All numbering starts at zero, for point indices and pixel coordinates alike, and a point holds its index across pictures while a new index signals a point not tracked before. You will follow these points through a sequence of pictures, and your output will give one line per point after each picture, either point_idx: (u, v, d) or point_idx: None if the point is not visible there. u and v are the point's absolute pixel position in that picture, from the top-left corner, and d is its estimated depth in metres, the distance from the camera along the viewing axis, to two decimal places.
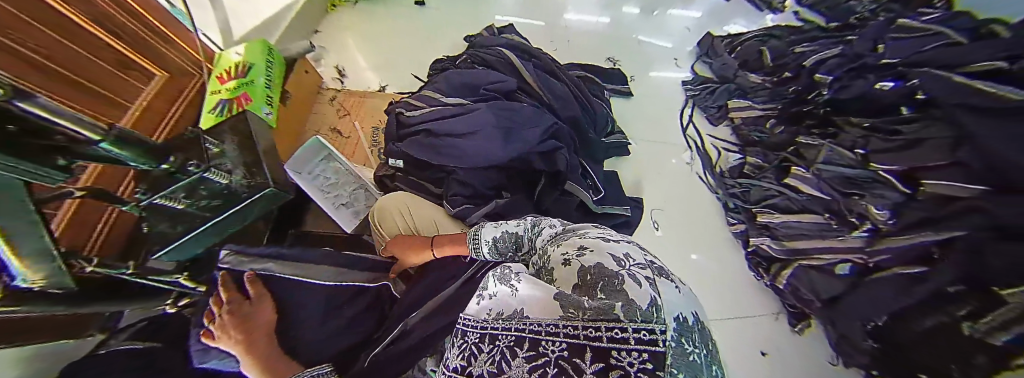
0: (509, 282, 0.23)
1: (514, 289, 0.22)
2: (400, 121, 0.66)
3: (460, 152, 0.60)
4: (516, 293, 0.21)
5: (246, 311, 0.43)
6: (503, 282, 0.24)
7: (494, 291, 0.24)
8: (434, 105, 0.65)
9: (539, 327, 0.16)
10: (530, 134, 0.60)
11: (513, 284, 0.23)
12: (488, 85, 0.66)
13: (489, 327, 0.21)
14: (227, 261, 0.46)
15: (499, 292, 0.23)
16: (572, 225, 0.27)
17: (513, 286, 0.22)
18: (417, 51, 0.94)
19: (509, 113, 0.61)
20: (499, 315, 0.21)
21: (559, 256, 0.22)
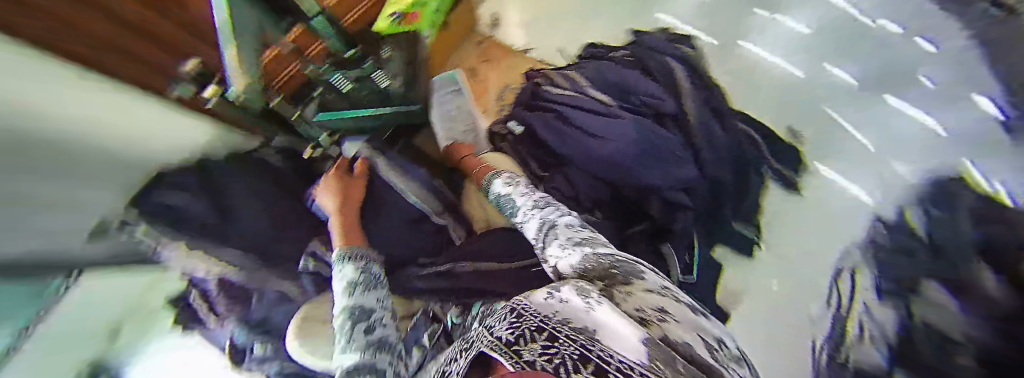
0: (589, 300, 0.27)
1: (591, 310, 0.25)
2: (536, 91, 0.66)
3: (579, 153, 0.59)
4: (586, 308, 0.25)
5: (345, 181, 0.53)
6: (580, 290, 0.28)
7: (573, 302, 0.27)
8: (576, 92, 0.62)
9: (613, 359, 0.18)
10: (658, 171, 0.56)
11: (585, 294, 0.28)
12: (641, 97, 0.59)
13: (559, 331, 0.22)
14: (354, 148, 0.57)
15: (573, 302, 0.27)
16: (601, 253, 0.35)
17: (588, 304, 0.26)
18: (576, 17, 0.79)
19: (652, 139, 0.56)
20: (570, 323, 0.24)
21: (635, 310, 0.26)
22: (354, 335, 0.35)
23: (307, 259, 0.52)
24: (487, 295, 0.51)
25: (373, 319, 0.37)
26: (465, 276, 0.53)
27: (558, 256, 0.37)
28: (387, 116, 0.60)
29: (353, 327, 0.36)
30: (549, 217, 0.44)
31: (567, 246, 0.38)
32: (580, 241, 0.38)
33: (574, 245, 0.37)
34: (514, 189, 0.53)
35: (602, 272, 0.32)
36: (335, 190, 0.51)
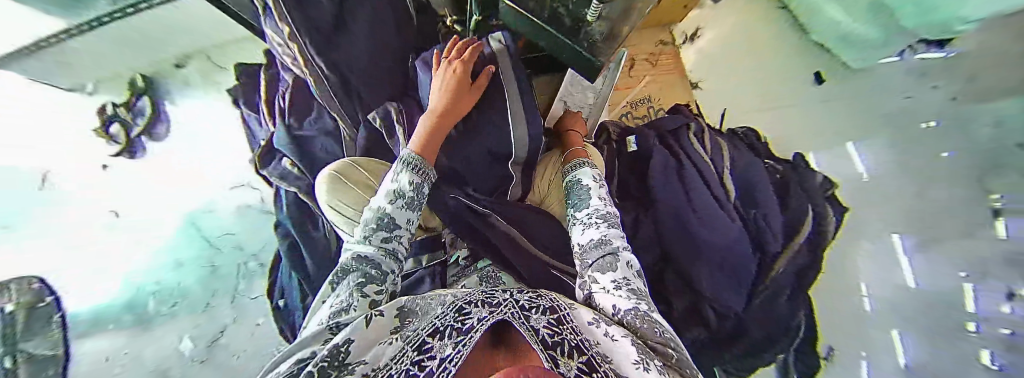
0: (644, 358, 0.26)
1: (632, 357, 0.27)
2: (679, 131, 0.60)
3: (670, 215, 0.53)
4: (635, 365, 0.26)
5: (462, 84, 0.47)
6: (635, 344, 0.28)
7: (615, 336, 0.30)
8: (712, 160, 0.57)
9: None
10: (725, 293, 0.48)
11: (637, 351, 0.27)
12: (762, 215, 0.53)
13: (589, 352, 0.27)
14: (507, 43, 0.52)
15: (622, 347, 0.28)
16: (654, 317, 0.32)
17: (640, 362, 0.26)
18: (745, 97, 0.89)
19: (741, 260, 0.49)
20: (611, 364, 0.27)
21: None
22: (379, 235, 0.41)
23: (376, 113, 0.56)
24: (503, 265, 0.49)
25: (393, 233, 0.42)
26: (495, 233, 0.50)
27: (604, 288, 0.37)
28: (565, 52, 0.51)
29: (375, 229, 0.41)
30: (611, 237, 0.41)
31: (619, 287, 0.36)
32: (636, 293, 0.35)
33: (631, 292, 0.35)
34: (598, 187, 0.47)
35: (651, 335, 0.30)
36: (446, 89, 0.46)
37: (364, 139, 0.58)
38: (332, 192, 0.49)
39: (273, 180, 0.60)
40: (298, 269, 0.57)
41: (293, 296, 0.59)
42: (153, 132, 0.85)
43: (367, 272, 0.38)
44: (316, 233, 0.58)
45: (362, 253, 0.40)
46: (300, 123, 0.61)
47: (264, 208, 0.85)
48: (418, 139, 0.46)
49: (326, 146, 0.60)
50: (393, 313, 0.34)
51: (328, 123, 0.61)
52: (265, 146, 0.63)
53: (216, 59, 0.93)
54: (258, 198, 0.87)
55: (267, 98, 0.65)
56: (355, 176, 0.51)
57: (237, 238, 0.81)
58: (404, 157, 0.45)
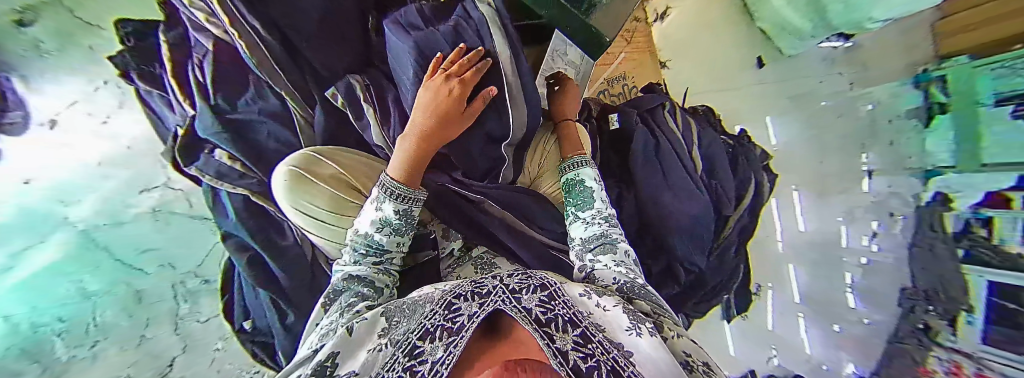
0: (635, 324, 0.29)
1: (625, 327, 0.29)
2: (654, 109, 0.65)
3: (648, 189, 0.57)
4: (627, 331, 0.28)
5: (454, 112, 0.42)
6: (627, 312, 0.31)
7: (605, 305, 0.32)
8: (681, 136, 0.62)
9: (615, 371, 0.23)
10: (692, 255, 0.55)
11: (630, 317, 0.30)
12: (718, 184, 0.61)
13: (583, 323, 0.28)
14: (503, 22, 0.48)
15: (615, 315, 0.30)
16: (644, 287, 0.36)
17: (632, 328, 0.28)
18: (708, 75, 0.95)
19: (705, 225, 0.55)
20: (604, 332, 0.28)
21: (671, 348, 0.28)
22: (370, 258, 0.41)
23: (337, 89, 0.48)
24: (500, 250, 0.49)
25: (383, 257, 0.42)
26: (488, 221, 0.49)
27: (605, 266, 0.38)
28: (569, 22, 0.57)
29: (365, 255, 0.41)
30: (610, 231, 0.43)
31: (619, 265, 0.38)
32: (631, 271, 0.39)
33: (625, 270, 0.38)
34: (595, 174, 0.48)
35: (638, 296, 0.35)
36: (436, 113, 0.41)
37: (323, 120, 0.49)
38: (293, 192, 0.42)
39: (205, 180, 0.49)
40: (266, 283, 0.49)
41: (265, 312, 0.52)
42: (0, 123, 0.64)
43: (359, 291, 0.38)
44: (283, 241, 0.49)
45: (354, 270, 0.40)
46: (234, 105, 0.49)
47: (198, 213, 0.77)
48: (399, 166, 0.42)
49: (276, 134, 0.50)
50: (379, 317, 0.34)
51: (274, 104, 0.50)
52: (186, 134, 0.50)
53: (80, 13, 0.70)
54: (188, 201, 0.78)
55: (173, 69, 0.50)
56: (320, 171, 0.43)
57: (166, 256, 0.71)
58: (385, 185, 0.41)
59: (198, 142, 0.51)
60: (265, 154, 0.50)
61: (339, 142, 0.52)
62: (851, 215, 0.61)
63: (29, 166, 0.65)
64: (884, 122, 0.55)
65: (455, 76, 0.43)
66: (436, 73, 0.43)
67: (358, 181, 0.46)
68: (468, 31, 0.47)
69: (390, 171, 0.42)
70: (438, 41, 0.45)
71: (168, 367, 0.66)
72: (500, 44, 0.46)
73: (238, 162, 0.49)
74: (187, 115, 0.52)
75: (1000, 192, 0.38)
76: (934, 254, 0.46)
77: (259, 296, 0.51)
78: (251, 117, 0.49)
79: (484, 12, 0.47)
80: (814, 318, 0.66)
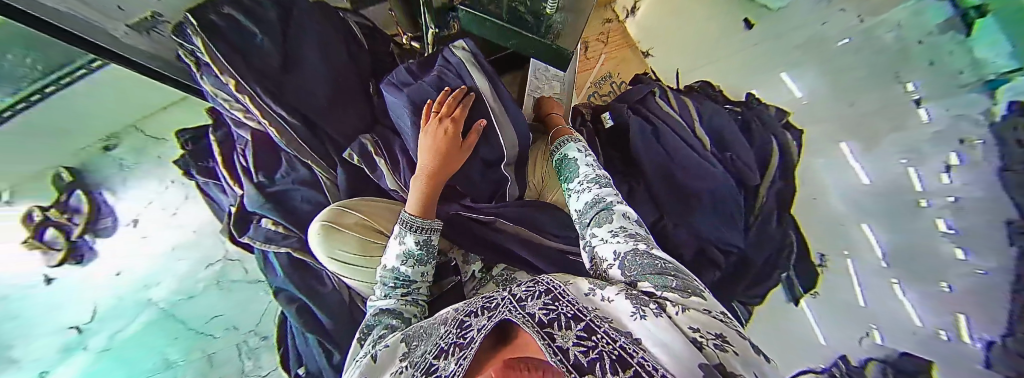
0: (638, 306, 0.27)
1: (630, 313, 0.27)
2: (645, 98, 0.64)
3: (658, 176, 0.55)
4: (633, 316, 0.26)
5: (453, 146, 0.45)
6: (630, 297, 0.28)
7: (610, 297, 0.30)
8: (681, 116, 0.60)
9: (617, 356, 0.21)
10: (722, 234, 0.52)
11: (633, 301, 0.27)
12: (734, 155, 0.57)
13: (586, 317, 0.27)
14: (479, 57, 0.53)
15: (618, 303, 0.28)
16: (652, 255, 0.33)
17: (636, 311, 0.26)
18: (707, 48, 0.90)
19: (728, 200, 0.52)
20: (610, 323, 0.26)
21: (687, 326, 0.24)
22: (398, 289, 0.43)
23: (352, 149, 0.53)
24: (519, 264, 0.49)
25: (410, 287, 0.44)
26: (503, 238, 0.50)
27: (602, 239, 0.37)
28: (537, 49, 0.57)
29: (394, 287, 0.43)
30: (603, 194, 0.41)
31: (617, 234, 0.36)
32: (633, 236, 0.36)
33: (629, 237, 0.35)
34: (584, 156, 0.48)
35: (642, 273, 0.31)
36: (437, 152, 0.44)
37: (344, 176, 0.55)
38: (324, 243, 0.46)
39: (255, 246, 0.56)
40: (313, 329, 0.53)
41: (316, 357, 0.55)
42: (97, 229, 0.84)
43: (388, 321, 0.40)
44: (323, 287, 0.54)
45: (382, 303, 0.43)
46: (272, 178, 0.57)
47: (252, 276, 0.85)
48: (416, 201, 0.44)
49: (307, 195, 0.57)
50: (400, 343, 0.34)
51: (303, 172, 0.57)
52: (238, 211, 0.58)
53: (149, 131, 0.91)
54: (244, 268, 0.86)
55: (223, 160, 0.60)
56: (347, 220, 0.47)
57: (229, 321, 0.81)
58: (406, 221, 0.43)
59: (247, 214, 0.59)
60: (301, 215, 0.56)
61: (360, 193, 0.57)
62: (915, 155, 0.53)
63: (123, 261, 0.84)
64: (916, 43, 0.55)
65: (446, 116, 0.46)
66: (428, 118, 0.47)
67: (380, 225, 0.50)
68: (451, 76, 0.51)
69: (407, 209, 0.45)
70: (427, 90, 0.49)
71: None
72: (481, 82, 0.51)
73: (280, 225, 0.56)
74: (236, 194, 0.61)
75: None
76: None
77: (309, 343, 0.55)
78: (286, 186, 0.57)
79: (461, 56, 0.52)
80: (913, 281, 0.52)
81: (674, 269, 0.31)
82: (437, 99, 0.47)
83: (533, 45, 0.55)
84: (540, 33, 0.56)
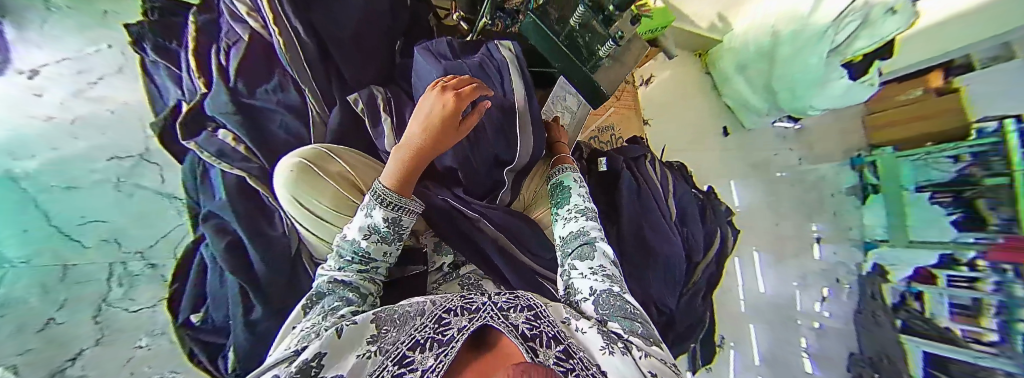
0: (608, 342, 0.29)
1: (600, 347, 0.28)
2: (639, 156, 0.70)
3: (631, 228, 0.60)
4: (602, 350, 0.28)
5: (449, 124, 0.42)
6: (602, 332, 0.30)
7: (582, 328, 0.31)
8: (662, 184, 0.67)
9: None
10: (663, 295, 0.58)
11: (603, 337, 0.30)
12: (692, 233, 0.66)
13: (564, 343, 0.29)
14: (520, 57, 0.57)
15: (590, 336, 0.30)
16: (624, 301, 0.35)
17: (606, 347, 0.28)
18: (691, 135, 1.03)
19: (677, 269, 0.59)
20: (582, 351, 0.28)
21: (646, 369, 0.27)
22: (356, 265, 0.40)
23: (359, 95, 0.51)
24: (488, 270, 0.49)
25: (370, 264, 0.41)
26: (480, 238, 0.50)
27: (582, 273, 0.38)
28: (579, 75, 0.63)
29: (351, 261, 0.39)
30: (589, 228, 0.44)
31: (595, 272, 0.38)
32: (610, 278, 0.38)
33: (605, 277, 0.38)
34: (579, 186, 0.51)
35: (614, 314, 0.33)
36: (432, 125, 0.41)
37: (337, 118, 0.50)
38: (298, 186, 0.41)
39: (201, 157, 0.48)
40: (236, 272, 0.46)
41: (228, 306, 0.48)
42: None
43: (345, 295, 0.36)
44: (271, 230, 0.48)
45: (337, 275, 0.39)
46: (253, 92, 0.50)
47: (168, 190, 0.60)
48: (394, 172, 0.41)
49: (288, 124, 0.51)
50: (369, 323, 0.32)
51: (294, 98, 0.52)
52: (191, 111, 0.49)
53: None
54: (162, 178, 0.61)
55: (195, 49, 0.51)
56: (328, 168, 0.43)
57: (143, 234, 0.55)
58: (376, 192, 0.39)
59: (203, 119, 0.51)
60: (273, 143, 0.49)
61: (346, 141, 0.51)
62: (804, 281, 0.77)
63: None
64: (829, 195, 0.76)
65: (452, 90, 0.42)
66: (436, 87, 0.43)
67: (364, 183, 0.47)
68: (491, 69, 0.55)
69: (384, 178, 0.41)
70: (464, 71, 0.52)
71: (71, 362, 0.43)
72: (517, 84, 0.54)
73: (242, 145, 0.49)
74: (197, 93, 0.52)
75: (926, 270, 0.59)
76: (876, 321, 0.64)
77: (226, 286, 0.48)
78: (268, 106, 0.51)
79: (506, 55, 0.55)
80: None
81: (639, 317, 0.34)
82: (451, 76, 0.45)
83: (578, 72, 0.62)
84: (586, 66, 0.63)
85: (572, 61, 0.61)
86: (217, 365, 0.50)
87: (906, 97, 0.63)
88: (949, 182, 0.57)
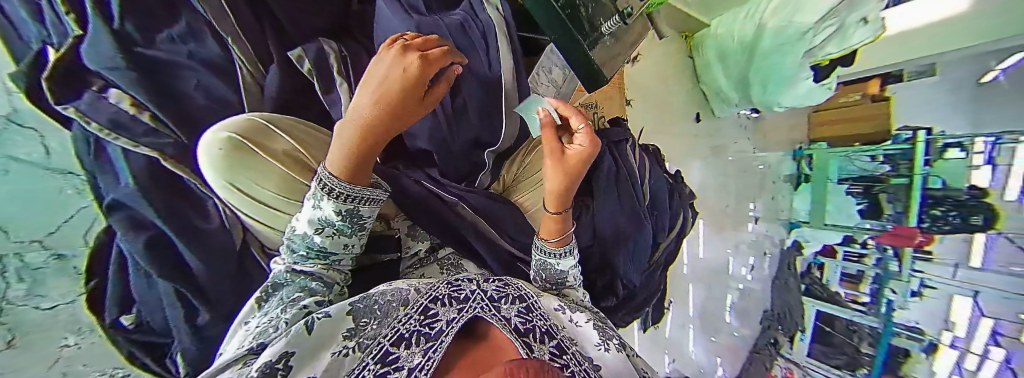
0: (605, 339, 0.32)
1: (600, 345, 0.31)
2: (622, 140, 0.70)
3: (604, 209, 0.63)
4: (598, 345, 0.31)
5: (412, 97, 0.30)
6: (597, 327, 0.33)
7: (577, 321, 0.34)
8: (639, 166, 0.70)
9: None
10: (627, 271, 0.64)
11: (599, 333, 0.33)
12: (657, 213, 0.72)
13: (560, 338, 0.31)
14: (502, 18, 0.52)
15: (586, 330, 0.33)
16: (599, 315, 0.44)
17: (602, 343, 0.31)
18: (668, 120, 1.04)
19: (642, 248, 0.63)
20: (576, 345, 0.31)
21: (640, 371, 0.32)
22: (313, 260, 0.35)
23: (304, 52, 0.43)
24: (467, 253, 0.48)
25: (329, 258, 0.36)
26: (458, 223, 0.47)
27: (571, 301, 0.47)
28: (575, 51, 0.58)
29: (307, 256, 0.34)
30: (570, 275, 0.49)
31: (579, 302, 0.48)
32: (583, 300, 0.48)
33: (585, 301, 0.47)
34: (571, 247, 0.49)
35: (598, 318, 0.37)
36: (386, 98, 0.29)
37: (277, 80, 0.44)
38: (236, 169, 0.34)
39: (89, 128, 0.38)
40: (165, 275, 0.42)
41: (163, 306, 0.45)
42: None
43: (308, 284, 0.34)
44: (205, 224, 0.43)
45: (295, 265, 0.35)
46: (151, 40, 0.40)
47: (59, 164, 0.44)
48: (339, 159, 0.30)
49: (209, 85, 0.44)
50: (345, 316, 0.30)
51: (212, 50, 0.44)
52: (58, 64, 0.37)
53: None
54: (44, 146, 0.43)
55: None
56: (272, 146, 0.35)
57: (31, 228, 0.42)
58: (321, 180, 0.30)
59: (80, 71, 0.39)
60: (189, 109, 0.42)
61: (291, 110, 0.46)
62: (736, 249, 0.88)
63: None
64: (770, 182, 0.78)
65: (416, 49, 0.30)
66: (393, 44, 0.30)
67: (317, 161, 0.40)
68: (474, 30, 0.50)
69: (328, 164, 0.31)
70: (441, 30, 0.47)
71: None
72: (504, 53, 0.51)
73: (145, 112, 0.40)
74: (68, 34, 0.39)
75: (832, 247, 0.63)
76: (786, 286, 0.73)
77: (158, 290, 0.44)
78: (176, 60, 0.42)
79: (493, 17, 0.51)
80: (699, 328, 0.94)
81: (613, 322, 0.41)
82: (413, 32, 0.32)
83: (574, 47, 0.58)
84: (586, 41, 0.59)
85: (569, 35, 0.57)
86: (164, 364, 0.50)
87: (844, 102, 0.62)
88: (865, 177, 0.57)
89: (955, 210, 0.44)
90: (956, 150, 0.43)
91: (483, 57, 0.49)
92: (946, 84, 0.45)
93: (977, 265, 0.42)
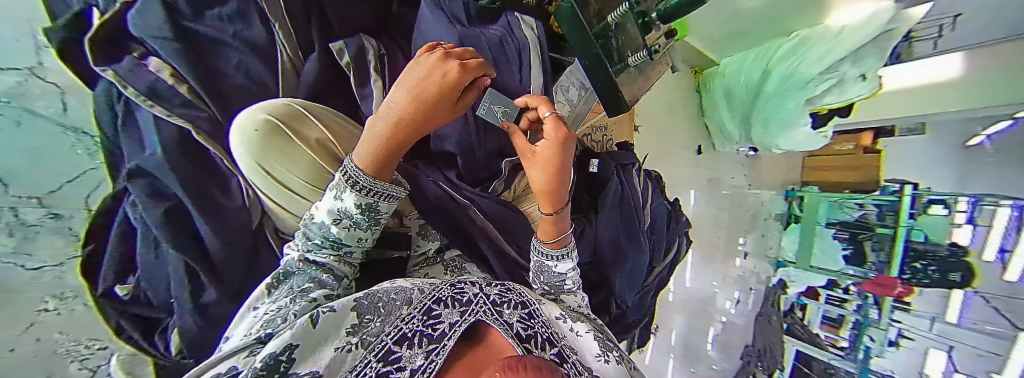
0: (604, 351, 0.33)
1: (597, 355, 0.32)
2: (630, 163, 0.73)
3: (607, 229, 0.64)
4: (597, 356, 0.32)
5: (446, 102, 0.32)
6: (596, 339, 0.34)
7: (575, 330, 0.35)
8: (643, 191, 0.72)
9: None
10: (623, 292, 0.65)
11: (598, 344, 0.34)
12: (656, 239, 0.73)
13: (561, 347, 0.31)
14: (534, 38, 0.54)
15: (586, 341, 0.34)
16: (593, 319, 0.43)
17: (602, 355, 0.32)
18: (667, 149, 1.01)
19: (639, 271, 0.65)
20: (577, 355, 0.31)
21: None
22: (327, 249, 0.34)
23: (347, 47, 0.45)
24: (472, 256, 0.49)
25: (342, 249, 0.35)
26: (470, 226, 0.49)
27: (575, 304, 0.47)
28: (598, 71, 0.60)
29: (319, 246, 0.34)
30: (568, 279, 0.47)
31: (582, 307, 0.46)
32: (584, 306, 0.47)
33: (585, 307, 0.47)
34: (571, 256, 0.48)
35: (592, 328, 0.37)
36: (425, 98, 0.30)
37: (315, 68, 0.44)
38: (266, 151, 0.34)
39: (124, 93, 0.37)
40: (179, 246, 0.39)
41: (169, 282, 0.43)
42: None
43: (319, 276, 0.34)
44: (229, 202, 0.41)
45: (310, 254, 0.35)
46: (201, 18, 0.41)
47: (73, 123, 0.43)
48: (369, 153, 0.31)
49: (247, 65, 0.44)
50: (348, 312, 0.29)
51: (258, 33, 0.45)
52: (102, 26, 0.37)
53: None
54: (63, 104, 0.42)
55: None
56: (307, 133, 0.36)
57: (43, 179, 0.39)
58: (346, 171, 0.31)
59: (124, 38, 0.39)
60: (224, 85, 0.42)
61: (323, 99, 0.46)
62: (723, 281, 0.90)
63: None
64: (762, 219, 0.86)
65: (456, 58, 0.32)
66: (433, 52, 0.32)
67: (346, 151, 0.40)
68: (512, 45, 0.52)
69: (355, 157, 0.31)
70: (480, 41, 0.49)
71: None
72: (536, 71, 0.53)
73: (185, 84, 0.39)
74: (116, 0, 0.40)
75: (814, 288, 0.70)
76: (770, 323, 0.78)
77: (167, 263, 0.43)
78: (221, 38, 0.42)
79: (528, 36, 0.54)
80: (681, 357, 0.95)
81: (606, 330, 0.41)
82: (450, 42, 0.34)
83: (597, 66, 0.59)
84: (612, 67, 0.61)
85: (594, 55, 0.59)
86: (156, 343, 0.47)
87: (840, 153, 0.68)
88: (850, 223, 0.65)
89: (936, 266, 0.51)
90: (939, 207, 0.52)
91: (515, 72, 0.50)
92: (937, 143, 0.54)
93: (954, 320, 0.48)
